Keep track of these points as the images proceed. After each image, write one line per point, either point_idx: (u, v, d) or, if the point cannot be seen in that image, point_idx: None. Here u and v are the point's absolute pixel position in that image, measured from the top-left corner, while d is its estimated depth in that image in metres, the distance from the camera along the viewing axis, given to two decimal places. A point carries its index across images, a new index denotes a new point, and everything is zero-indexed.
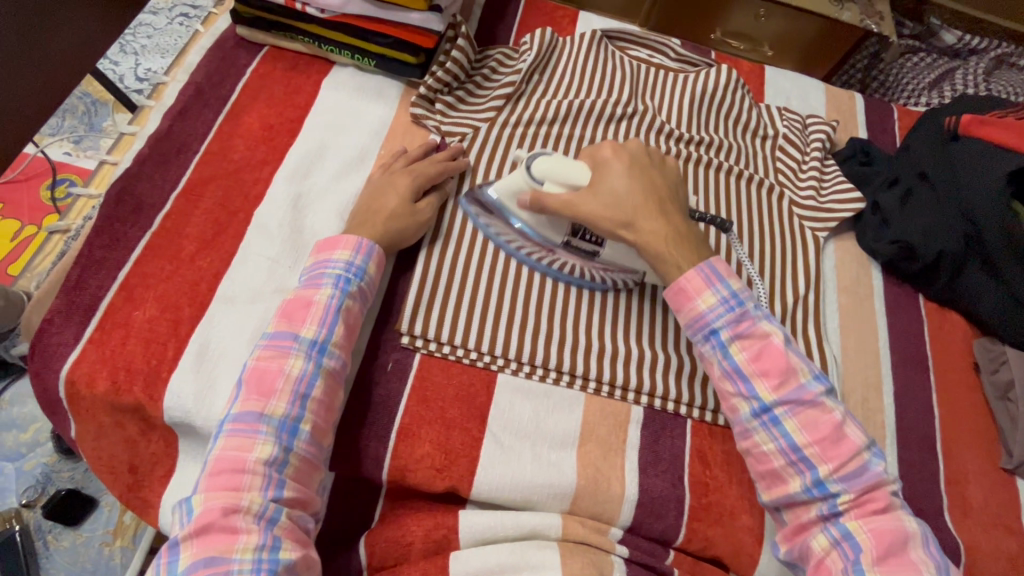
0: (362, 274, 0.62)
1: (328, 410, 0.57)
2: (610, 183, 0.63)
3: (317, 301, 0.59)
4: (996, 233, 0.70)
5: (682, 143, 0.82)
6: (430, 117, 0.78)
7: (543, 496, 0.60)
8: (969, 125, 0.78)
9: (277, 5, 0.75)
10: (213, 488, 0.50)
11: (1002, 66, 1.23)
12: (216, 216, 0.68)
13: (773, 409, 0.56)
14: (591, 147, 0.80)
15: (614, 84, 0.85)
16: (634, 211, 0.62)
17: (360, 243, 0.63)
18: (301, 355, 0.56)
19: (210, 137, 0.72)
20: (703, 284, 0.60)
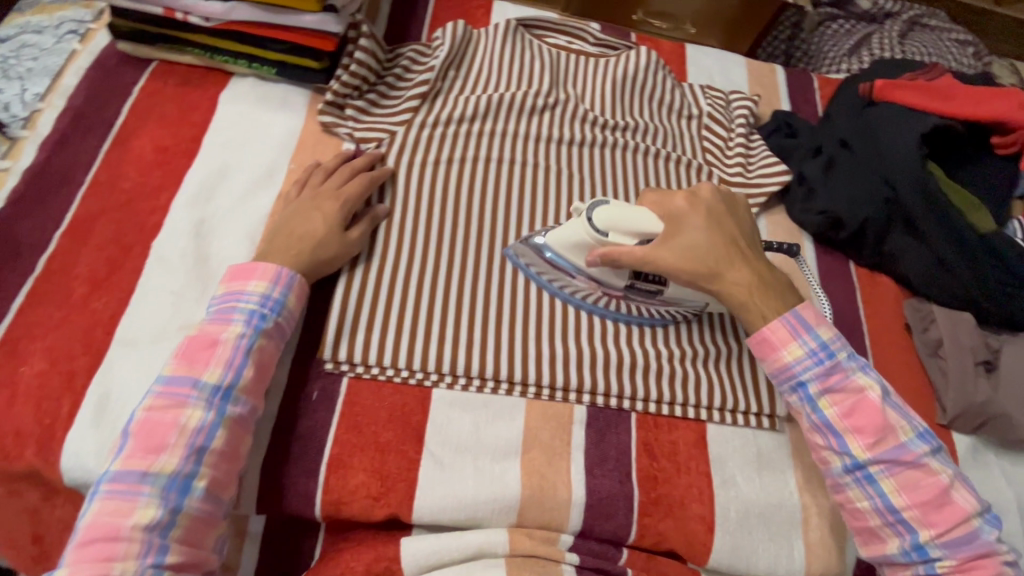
0: (280, 308, 0.58)
1: (230, 459, 0.53)
2: (686, 236, 0.62)
3: (224, 340, 0.55)
4: (914, 196, 0.72)
5: (608, 130, 0.81)
6: (341, 124, 0.74)
7: (487, 511, 0.58)
8: (882, 90, 0.80)
9: (156, 15, 0.69)
10: (79, 560, 0.46)
11: (915, 28, 1.26)
12: (108, 252, 0.62)
13: (867, 467, 0.57)
14: (514, 142, 0.77)
15: (533, 74, 0.82)
16: (716, 264, 0.62)
17: (279, 273, 0.59)
18: (201, 404, 0.52)
19: (96, 166, 0.66)
20: (790, 336, 0.60)
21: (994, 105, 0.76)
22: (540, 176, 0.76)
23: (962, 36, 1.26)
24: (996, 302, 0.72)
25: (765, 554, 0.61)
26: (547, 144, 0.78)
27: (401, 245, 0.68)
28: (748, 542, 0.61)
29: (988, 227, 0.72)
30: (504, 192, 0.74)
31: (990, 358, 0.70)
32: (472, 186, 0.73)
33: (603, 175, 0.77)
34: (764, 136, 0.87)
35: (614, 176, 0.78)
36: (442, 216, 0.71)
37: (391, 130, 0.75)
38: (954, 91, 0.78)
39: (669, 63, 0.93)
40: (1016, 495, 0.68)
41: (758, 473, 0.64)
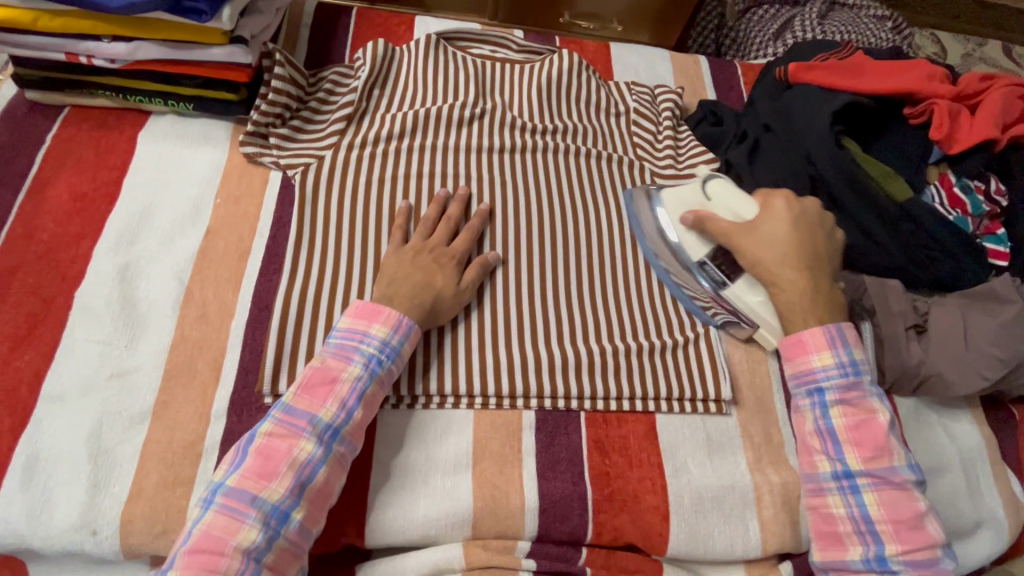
0: (395, 355, 0.58)
1: (326, 495, 0.53)
2: (770, 227, 0.67)
3: (342, 380, 0.55)
4: (832, 171, 0.74)
5: (538, 134, 0.81)
6: (265, 153, 0.73)
7: (440, 528, 0.58)
8: (796, 73, 0.83)
9: (59, 61, 0.68)
10: (189, 567, 0.46)
11: (835, 8, 1.30)
12: (28, 307, 0.60)
13: (855, 477, 0.58)
14: (444, 154, 0.77)
15: (459, 86, 0.82)
16: (783, 257, 0.65)
17: (401, 321, 0.59)
18: (313, 439, 0.52)
19: (11, 220, 0.65)
20: (824, 344, 0.62)
21: (900, 79, 0.79)
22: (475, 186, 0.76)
23: (880, 12, 1.31)
24: (922, 267, 0.74)
25: (722, 538, 0.62)
26: (479, 154, 0.78)
27: (337, 270, 0.66)
28: (704, 526, 0.62)
29: (904, 195, 0.74)
30: None
31: (919, 321, 0.72)
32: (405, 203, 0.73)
33: (536, 179, 0.78)
34: (691, 126, 0.89)
35: (547, 179, 0.78)
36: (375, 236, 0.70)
37: (317, 155, 0.74)
38: (864, 67, 0.81)
39: (594, 64, 0.95)
40: (958, 451, 0.71)
41: (708, 457, 0.65)
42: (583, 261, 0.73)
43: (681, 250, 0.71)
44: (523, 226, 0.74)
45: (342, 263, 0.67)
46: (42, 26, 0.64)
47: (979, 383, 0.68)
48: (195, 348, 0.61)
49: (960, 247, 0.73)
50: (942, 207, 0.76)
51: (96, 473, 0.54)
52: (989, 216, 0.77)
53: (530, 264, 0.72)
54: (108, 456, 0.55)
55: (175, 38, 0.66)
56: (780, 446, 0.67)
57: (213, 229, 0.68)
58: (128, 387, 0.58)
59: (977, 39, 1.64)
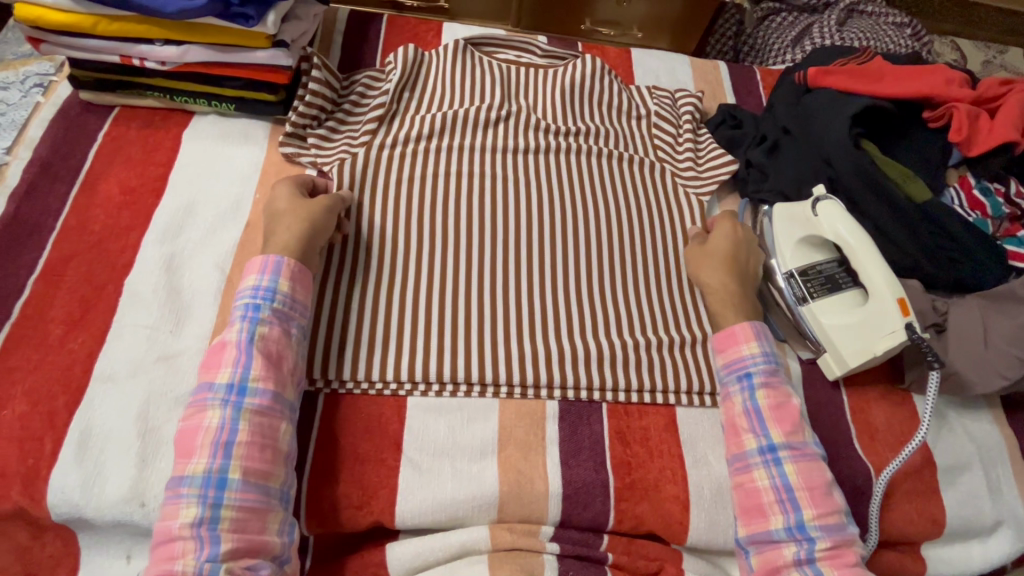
0: (273, 295, 0.60)
1: (264, 449, 0.54)
2: (714, 242, 0.74)
3: (230, 342, 0.57)
4: (851, 172, 0.75)
5: (561, 136, 0.84)
6: (303, 153, 0.77)
7: (468, 510, 0.60)
8: (816, 78, 0.85)
9: (114, 64, 0.72)
10: (155, 562, 0.50)
11: (854, 15, 1.31)
12: (82, 293, 0.64)
13: (778, 451, 0.60)
14: (471, 154, 0.80)
15: (485, 89, 0.85)
16: (719, 268, 0.71)
17: (267, 263, 0.62)
18: (218, 404, 0.54)
19: (66, 212, 0.69)
20: (752, 335, 0.66)
21: (920, 84, 0.80)
22: (500, 185, 0.78)
23: (899, 19, 1.32)
24: (941, 267, 0.75)
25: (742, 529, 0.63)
26: (503, 154, 0.81)
27: (378, 265, 0.71)
28: (723, 516, 0.63)
29: (923, 196, 0.75)
30: (464, 203, 0.76)
31: (939, 320, 0.72)
32: (432, 202, 0.75)
33: (559, 180, 0.80)
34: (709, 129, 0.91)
35: (570, 179, 0.81)
36: (405, 231, 0.73)
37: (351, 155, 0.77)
38: (883, 71, 0.82)
39: (616, 68, 0.97)
40: (978, 450, 0.71)
41: None
42: (604, 258, 0.75)
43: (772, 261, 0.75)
44: (547, 224, 0.76)
45: (376, 256, 0.71)
46: (101, 30, 0.68)
47: (999, 382, 0.68)
48: None
49: (979, 248, 0.74)
50: (961, 208, 0.77)
51: (144, 449, 0.57)
52: (1010, 218, 0.78)
53: (554, 260, 0.74)
54: (156, 433, 0.58)
55: (222, 41, 0.70)
56: None
57: (251, 222, 0.72)
58: (174, 369, 0.61)
59: (998, 47, 1.64)
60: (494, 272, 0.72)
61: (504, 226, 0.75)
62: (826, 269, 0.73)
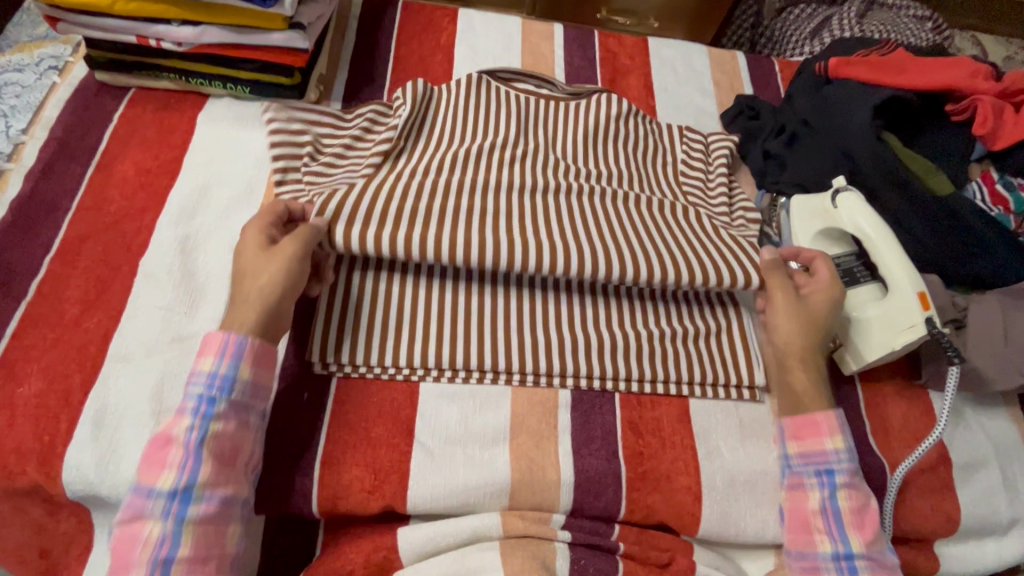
0: (229, 386, 0.54)
1: (205, 560, 0.51)
2: (810, 309, 0.65)
3: (176, 438, 0.52)
4: (871, 165, 0.74)
5: (582, 179, 0.74)
6: (302, 195, 0.69)
7: (479, 497, 0.60)
8: (836, 69, 0.83)
9: (130, 44, 0.72)
10: None
11: (874, 7, 1.28)
12: (97, 273, 0.64)
13: (855, 559, 0.56)
14: (487, 194, 0.68)
15: (499, 122, 0.76)
16: (807, 345, 0.64)
17: (225, 344, 0.55)
18: (160, 513, 0.50)
19: (81, 193, 0.69)
20: (837, 427, 0.60)
21: (944, 77, 0.79)
22: None
23: (920, 12, 1.29)
24: (961, 263, 0.73)
25: (755, 520, 0.62)
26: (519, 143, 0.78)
27: None
28: (735, 509, 0.62)
29: (943, 188, 0.74)
30: None
31: (957, 316, 0.71)
32: None
33: (586, 222, 0.68)
34: (725, 124, 0.90)
35: (595, 220, 0.69)
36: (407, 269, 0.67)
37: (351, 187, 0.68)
38: (906, 64, 0.81)
39: (633, 57, 0.96)
40: (995, 448, 0.70)
41: (739, 441, 0.66)
42: None
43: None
44: None
45: None
46: (118, 10, 0.68)
47: (1018, 379, 0.68)
48: None
49: (1001, 245, 0.72)
50: (983, 203, 0.76)
51: (158, 429, 0.57)
52: None
53: None
54: (169, 413, 0.58)
55: (238, 22, 0.70)
56: None
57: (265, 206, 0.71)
58: (188, 350, 0.61)
59: (1018, 42, 1.61)
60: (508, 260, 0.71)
61: None
62: (843, 262, 0.72)
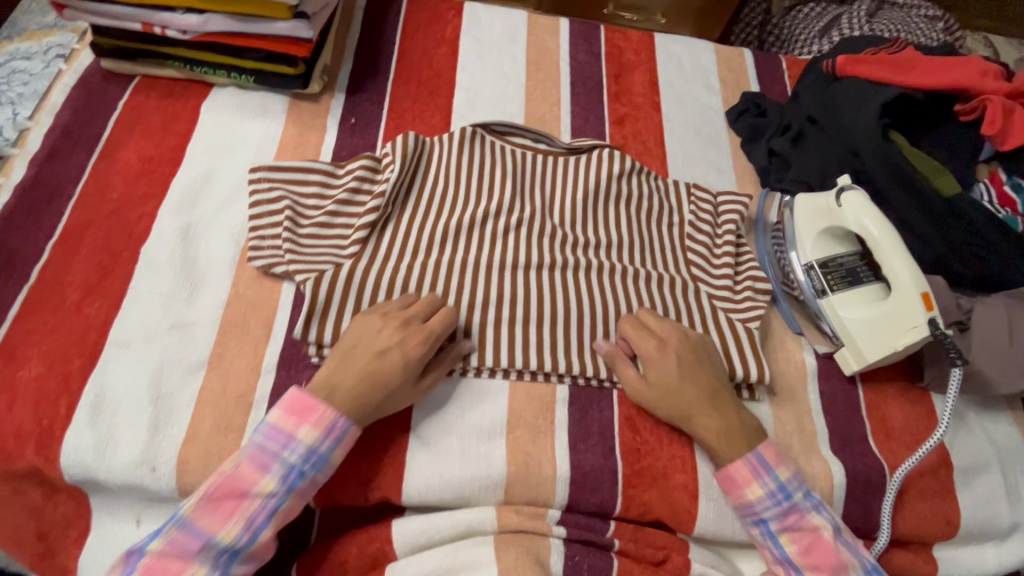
0: (321, 464, 0.54)
1: None
2: (659, 377, 0.63)
3: (252, 495, 0.52)
4: (876, 163, 0.74)
5: (584, 250, 0.72)
6: (278, 261, 0.66)
7: (474, 490, 0.60)
8: (843, 67, 0.82)
9: (135, 31, 0.72)
10: None
11: (884, 7, 1.26)
12: (99, 260, 0.64)
13: None
14: (478, 273, 0.68)
15: (495, 182, 0.74)
16: (684, 410, 0.61)
17: (333, 426, 0.55)
18: (207, 564, 0.50)
19: (84, 180, 0.69)
20: (752, 476, 0.59)
21: (954, 75, 0.77)
22: (518, 169, 0.76)
23: (932, 11, 1.28)
24: (966, 265, 0.73)
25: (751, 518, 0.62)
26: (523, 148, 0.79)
27: (396, 240, 0.68)
28: (732, 507, 0.62)
29: (951, 189, 0.71)
30: (476, 179, 0.74)
31: (963, 318, 0.70)
32: (446, 187, 0.73)
33: (582, 307, 0.67)
34: (731, 121, 0.90)
35: (591, 302, 0.68)
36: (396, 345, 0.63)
37: (333, 262, 0.66)
38: (916, 61, 0.79)
39: (639, 52, 0.95)
40: (996, 452, 0.70)
41: None
42: (620, 248, 0.74)
43: (792, 254, 0.74)
44: (564, 208, 0.75)
45: (385, 235, 0.69)
46: None
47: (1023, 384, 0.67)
48: (247, 306, 0.64)
49: (1013, 246, 0.71)
50: (990, 204, 0.75)
51: (156, 414, 0.57)
52: None
53: (569, 243, 0.72)
54: (168, 400, 0.58)
55: (242, 11, 0.70)
56: (813, 437, 0.67)
57: None
58: (188, 338, 0.61)
59: None
60: (509, 256, 0.69)
61: (522, 207, 0.73)
62: (847, 262, 0.71)
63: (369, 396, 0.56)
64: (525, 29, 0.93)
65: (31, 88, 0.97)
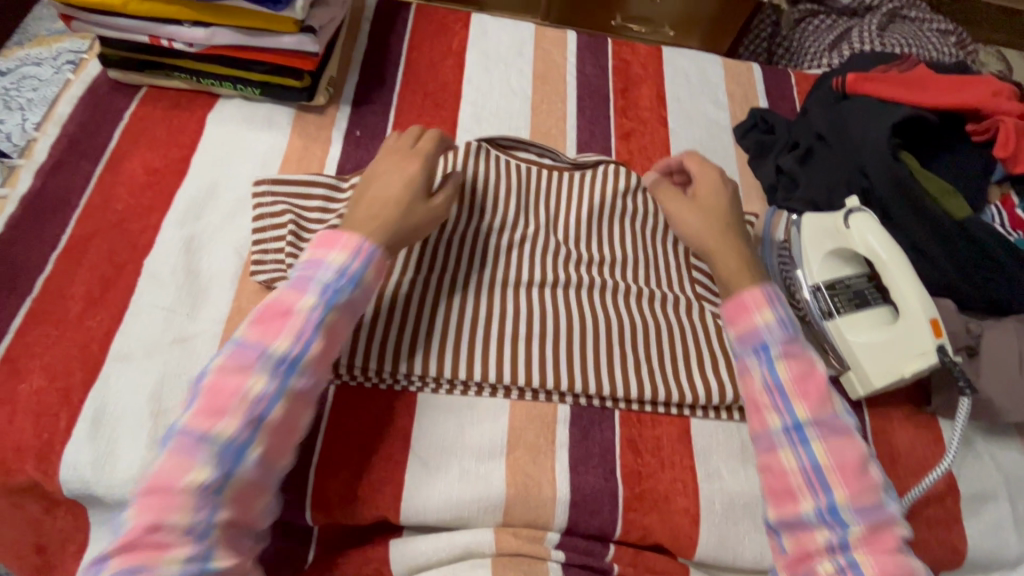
0: (357, 282, 0.55)
1: (287, 431, 0.51)
2: (705, 194, 0.69)
3: (297, 311, 0.52)
4: (886, 185, 0.73)
5: (588, 268, 0.72)
6: (280, 277, 0.65)
7: (473, 511, 0.59)
8: (854, 84, 0.81)
9: (142, 44, 0.72)
10: (144, 506, 0.46)
11: (896, 20, 1.25)
12: (102, 272, 0.64)
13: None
14: (481, 291, 0.68)
15: (499, 198, 0.74)
16: (704, 221, 0.67)
17: (359, 247, 0.55)
18: (265, 373, 0.50)
19: (90, 191, 0.69)
20: (765, 302, 0.60)
21: (965, 95, 0.76)
22: (523, 184, 0.76)
23: (944, 25, 1.26)
24: (976, 289, 0.71)
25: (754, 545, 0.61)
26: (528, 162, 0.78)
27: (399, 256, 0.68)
28: (733, 533, 0.61)
29: (961, 213, 0.72)
30: (480, 194, 0.74)
31: (971, 343, 0.69)
32: None
33: (586, 326, 0.67)
34: (739, 136, 0.88)
35: (593, 321, 0.67)
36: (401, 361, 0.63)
37: None
38: (926, 81, 0.79)
39: (646, 66, 0.94)
40: (1005, 480, 0.68)
41: (741, 464, 0.65)
42: (624, 266, 0.73)
43: (798, 273, 0.73)
44: (568, 226, 0.75)
45: None
46: (131, 10, 0.69)
47: None
48: (249, 321, 0.64)
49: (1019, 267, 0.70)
50: (1002, 227, 0.74)
51: (155, 430, 0.57)
52: None
53: (573, 261, 0.72)
54: (167, 415, 0.58)
55: (248, 24, 0.70)
56: None
57: None
58: (191, 352, 0.61)
59: None
60: (512, 273, 0.69)
61: (526, 223, 0.73)
62: (855, 284, 0.70)
63: (383, 218, 0.59)
64: (532, 42, 0.93)
65: (42, 93, 0.98)
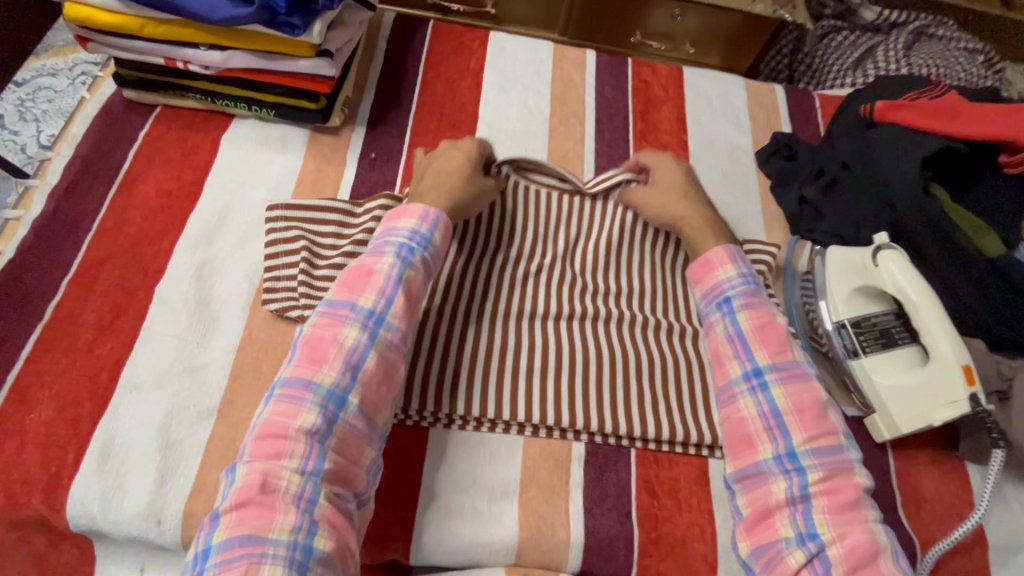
0: (427, 243, 0.60)
1: (383, 384, 0.54)
2: (662, 176, 0.73)
3: (378, 270, 0.57)
4: (917, 219, 0.70)
5: (605, 299, 0.70)
6: (292, 305, 0.64)
7: (484, 553, 0.58)
8: (883, 112, 0.78)
9: (158, 65, 0.72)
10: (259, 453, 0.48)
11: (923, 38, 1.22)
12: (113, 298, 0.63)
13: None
14: (496, 324, 0.67)
15: (516, 227, 0.73)
16: (666, 198, 0.71)
17: (428, 212, 0.62)
18: (357, 324, 0.54)
19: (102, 213, 0.68)
20: (728, 260, 0.65)
21: (1000, 125, 0.73)
22: (540, 211, 0.74)
23: (972, 44, 1.23)
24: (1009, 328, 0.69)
25: None
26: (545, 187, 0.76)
27: None
28: None
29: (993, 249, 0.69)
30: (497, 222, 0.72)
31: (1002, 387, 0.66)
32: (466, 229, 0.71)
33: (602, 362, 0.65)
34: (761, 162, 0.86)
35: (611, 356, 0.66)
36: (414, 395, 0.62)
37: None
38: (959, 108, 0.75)
39: (666, 87, 0.92)
40: None
41: None
42: (642, 298, 0.71)
43: (822, 307, 0.71)
44: (585, 255, 0.73)
45: None
46: (147, 33, 0.68)
47: None
48: (260, 350, 0.63)
49: None
50: None
51: (164, 464, 0.56)
52: None
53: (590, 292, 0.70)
54: (176, 448, 0.57)
55: (268, 49, 0.69)
56: None
57: None
58: (201, 383, 0.60)
59: None
60: (528, 304, 0.68)
61: (543, 252, 0.72)
62: (881, 322, 0.68)
63: (446, 188, 0.65)
64: (550, 62, 0.91)
65: (57, 106, 1.00)
